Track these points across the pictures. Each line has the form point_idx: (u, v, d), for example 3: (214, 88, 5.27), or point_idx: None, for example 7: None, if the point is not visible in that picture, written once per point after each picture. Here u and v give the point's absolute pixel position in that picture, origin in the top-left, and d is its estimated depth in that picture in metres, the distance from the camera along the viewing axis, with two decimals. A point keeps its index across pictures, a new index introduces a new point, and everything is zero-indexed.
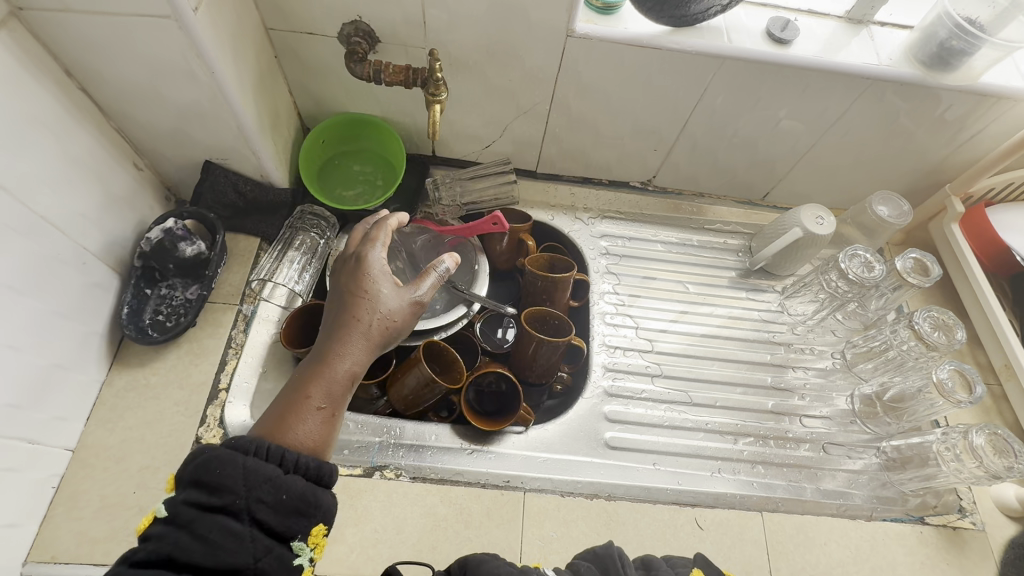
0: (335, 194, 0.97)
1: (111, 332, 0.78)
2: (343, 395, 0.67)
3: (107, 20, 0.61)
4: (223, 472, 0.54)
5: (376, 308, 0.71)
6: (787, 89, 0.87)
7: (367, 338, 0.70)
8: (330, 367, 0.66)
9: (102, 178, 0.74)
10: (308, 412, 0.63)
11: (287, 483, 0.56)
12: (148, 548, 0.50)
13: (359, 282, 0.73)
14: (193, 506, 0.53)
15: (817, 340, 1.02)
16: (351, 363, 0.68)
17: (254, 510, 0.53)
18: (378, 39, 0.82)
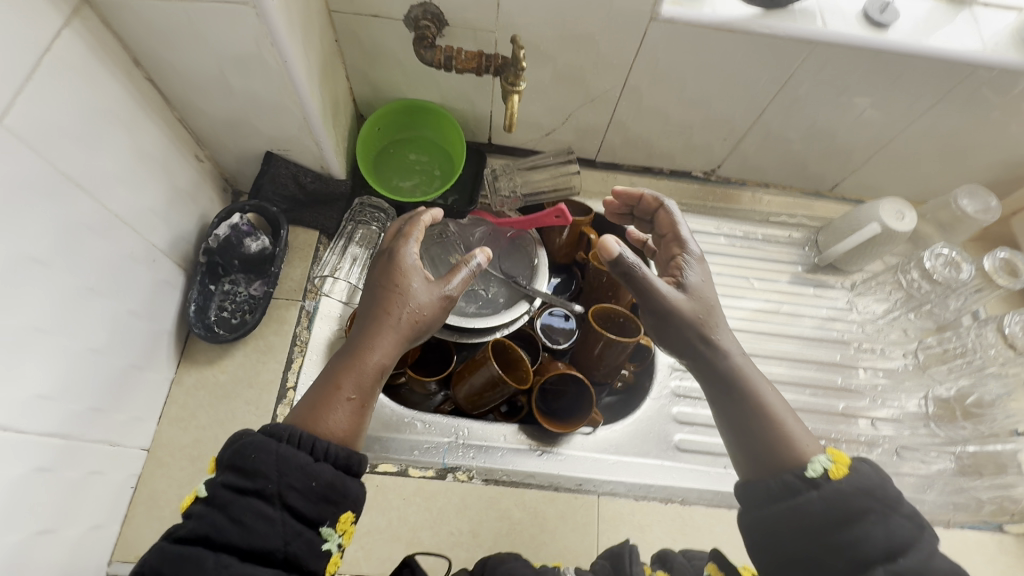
0: (392, 183, 0.94)
1: (178, 329, 0.76)
2: (373, 387, 0.63)
3: (182, 7, 0.57)
4: (257, 457, 0.52)
5: (407, 299, 0.68)
6: (878, 77, 0.81)
7: (397, 330, 0.66)
8: (360, 358, 0.63)
9: (168, 172, 0.72)
10: (339, 402, 0.60)
11: (317, 471, 0.53)
12: (187, 528, 0.51)
13: (390, 274, 0.69)
14: (228, 488, 0.52)
15: (885, 341, 0.98)
16: (381, 355, 0.64)
17: (285, 496, 0.52)
18: (446, 23, 0.77)
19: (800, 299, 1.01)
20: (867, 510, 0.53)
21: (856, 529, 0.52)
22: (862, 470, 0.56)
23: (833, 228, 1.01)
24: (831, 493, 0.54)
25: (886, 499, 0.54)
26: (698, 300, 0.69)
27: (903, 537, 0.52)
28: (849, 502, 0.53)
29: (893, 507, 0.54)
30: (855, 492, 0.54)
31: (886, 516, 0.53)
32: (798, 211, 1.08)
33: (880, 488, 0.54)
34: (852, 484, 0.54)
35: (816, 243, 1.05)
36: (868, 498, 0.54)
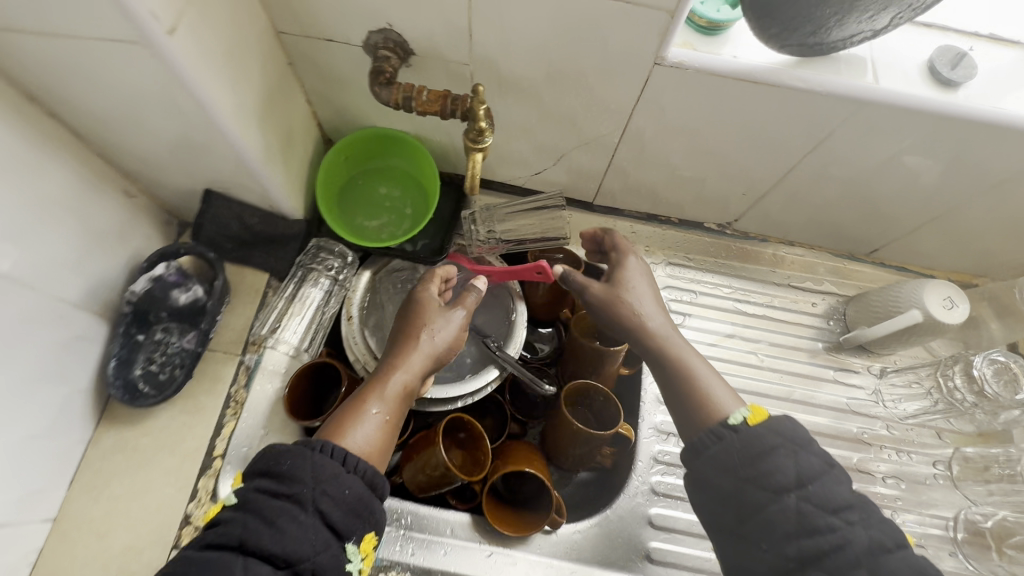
0: (356, 222, 0.84)
1: (97, 385, 0.69)
2: (398, 408, 0.63)
3: (64, 45, 0.48)
4: (293, 463, 0.51)
5: (435, 322, 0.68)
6: (938, 144, 0.66)
7: (425, 352, 0.66)
8: (389, 379, 0.63)
9: (83, 215, 0.63)
10: (367, 419, 0.59)
11: (349, 482, 0.51)
12: (215, 535, 0.48)
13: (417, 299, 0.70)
14: (262, 493, 0.49)
15: (915, 444, 0.83)
16: (409, 377, 0.64)
17: (319, 505, 0.49)
18: (412, 52, 0.65)
19: (818, 385, 0.87)
20: (777, 445, 0.55)
21: (767, 462, 0.55)
22: (779, 419, 0.58)
23: (867, 302, 0.86)
24: (746, 438, 0.57)
25: (795, 436, 0.56)
26: (625, 291, 0.71)
27: (813, 471, 0.54)
28: (762, 442, 0.56)
29: (804, 444, 0.56)
30: (768, 435, 0.56)
31: (796, 451, 0.55)
32: (826, 277, 0.93)
33: (795, 431, 0.57)
34: (767, 427, 0.57)
35: (844, 317, 0.90)
36: (778, 435, 0.56)
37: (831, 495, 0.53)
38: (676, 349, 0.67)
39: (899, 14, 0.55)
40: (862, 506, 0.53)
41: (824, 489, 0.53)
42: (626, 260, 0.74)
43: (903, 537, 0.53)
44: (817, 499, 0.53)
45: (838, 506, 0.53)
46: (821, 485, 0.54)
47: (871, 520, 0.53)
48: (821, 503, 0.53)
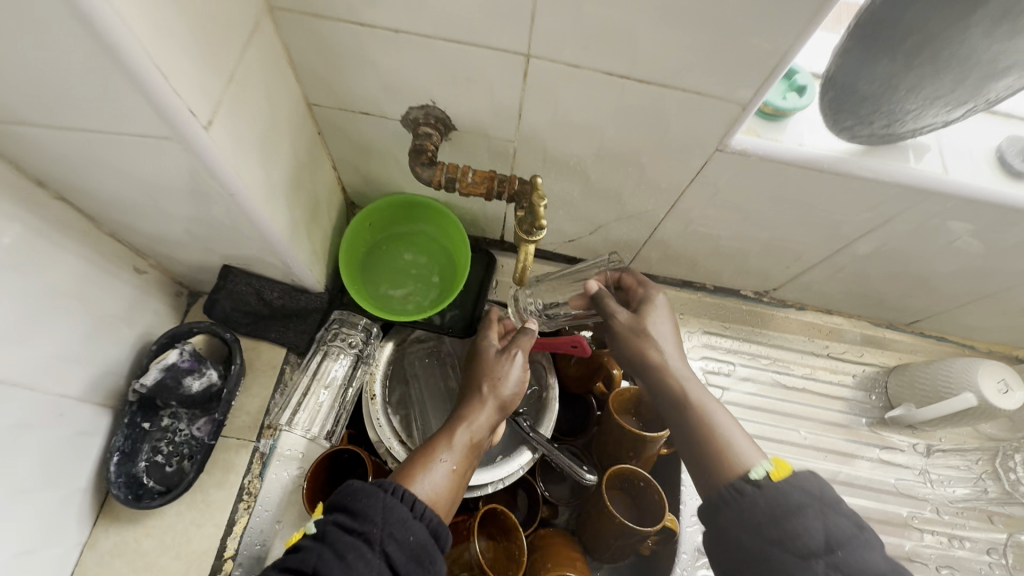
0: (379, 291, 0.79)
1: (98, 481, 0.63)
2: (467, 459, 0.58)
3: (81, 137, 0.42)
4: (365, 499, 0.47)
5: (505, 368, 0.64)
6: (1001, 232, 0.63)
7: (494, 402, 0.62)
8: (458, 428, 0.60)
9: (91, 299, 0.58)
10: (434, 468, 0.55)
11: (416, 527, 0.46)
12: (294, 560, 0.43)
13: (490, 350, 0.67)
14: (337, 526, 0.45)
15: (966, 529, 0.80)
16: (477, 429, 0.60)
17: (384, 547, 0.44)
18: (454, 127, 0.62)
19: (862, 464, 0.83)
20: (804, 504, 0.47)
21: (794, 523, 0.47)
22: (803, 474, 0.50)
23: (912, 378, 0.82)
24: (770, 494, 0.49)
25: (824, 494, 0.48)
26: (650, 327, 0.65)
27: (846, 535, 0.46)
28: (785, 499, 0.48)
29: (832, 503, 0.48)
30: (792, 490, 0.48)
31: (824, 511, 0.47)
32: (865, 347, 0.90)
33: (821, 485, 0.49)
34: (792, 483, 0.49)
35: (885, 390, 0.87)
36: (806, 493, 0.48)
37: (868, 564, 0.45)
38: (698, 395, 0.60)
39: (977, 106, 0.51)
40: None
41: (861, 561, 0.45)
42: (651, 296, 0.68)
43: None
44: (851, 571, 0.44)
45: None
46: (855, 554, 0.45)
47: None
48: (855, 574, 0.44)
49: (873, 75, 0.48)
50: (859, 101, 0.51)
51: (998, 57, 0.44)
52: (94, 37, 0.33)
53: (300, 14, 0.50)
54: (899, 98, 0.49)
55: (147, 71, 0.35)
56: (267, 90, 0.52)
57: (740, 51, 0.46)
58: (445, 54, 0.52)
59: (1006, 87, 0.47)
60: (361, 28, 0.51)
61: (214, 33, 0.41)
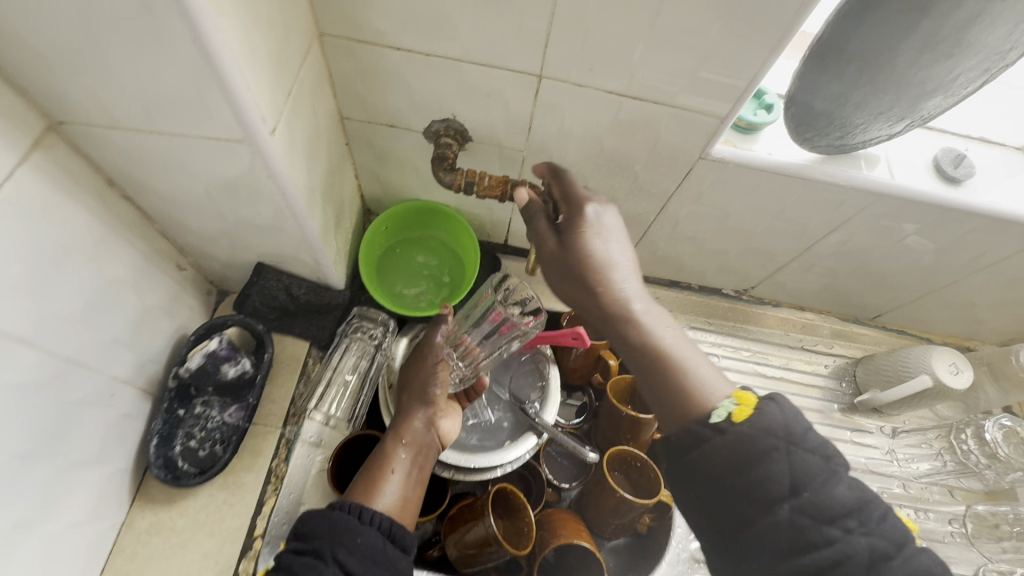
0: (395, 290, 0.85)
1: (136, 463, 0.67)
2: (417, 462, 0.64)
3: (165, 139, 0.50)
4: (315, 522, 0.53)
5: (425, 374, 0.70)
6: (941, 230, 0.73)
7: (421, 402, 0.68)
8: (398, 438, 0.65)
9: (141, 290, 0.63)
10: (384, 483, 0.60)
11: (365, 532, 0.52)
12: None
13: (409, 364, 0.73)
14: (295, 553, 0.51)
15: (931, 502, 0.88)
16: (412, 433, 0.65)
17: (337, 555, 0.50)
18: (471, 138, 0.70)
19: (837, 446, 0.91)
20: (772, 447, 0.43)
21: (763, 467, 0.43)
22: (767, 408, 0.45)
23: (876, 366, 0.92)
24: (734, 441, 0.45)
25: (790, 433, 0.44)
26: (592, 254, 0.58)
27: (811, 471, 0.43)
28: (750, 446, 0.44)
29: (796, 441, 0.44)
30: (759, 432, 0.44)
31: (790, 454, 0.43)
32: (835, 340, 0.99)
33: (786, 422, 0.45)
34: (757, 425, 0.45)
35: (854, 378, 0.96)
36: (772, 435, 0.44)
37: (834, 498, 0.42)
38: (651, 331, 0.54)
39: (914, 122, 0.61)
40: (866, 507, 0.42)
41: (828, 496, 0.42)
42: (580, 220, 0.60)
43: (904, 525, 0.43)
44: (815, 510, 0.42)
45: (839, 512, 0.42)
46: (820, 490, 0.42)
47: (876, 521, 0.42)
48: (819, 513, 0.42)
49: (826, 94, 0.58)
50: (816, 117, 0.60)
51: (925, 80, 0.54)
52: (201, 57, 0.40)
53: (346, 39, 0.58)
54: (849, 114, 0.59)
55: (236, 85, 0.43)
56: (313, 103, 0.60)
57: (717, 74, 0.56)
58: (469, 74, 0.61)
59: (937, 104, 0.57)
60: (396, 51, 0.59)
61: (280, 53, 0.49)
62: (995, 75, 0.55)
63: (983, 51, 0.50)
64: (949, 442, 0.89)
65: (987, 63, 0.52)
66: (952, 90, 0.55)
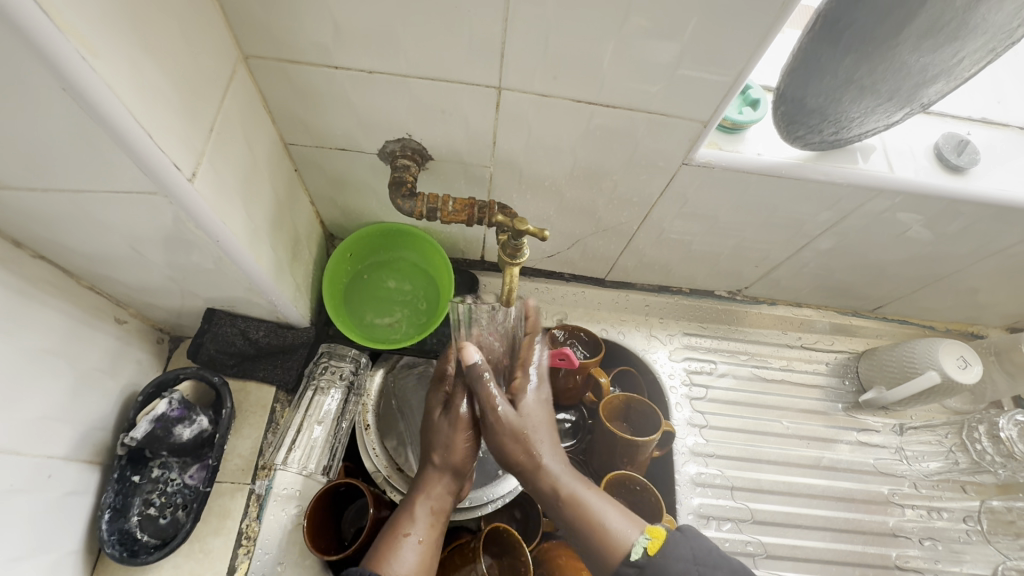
0: (365, 321, 0.78)
1: (89, 539, 0.61)
2: (439, 525, 0.61)
3: (66, 196, 0.43)
4: None
5: (460, 436, 0.64)
6: (945, 223, 0.68)
7: (450, 467, 0.63)
8: (421, 499, 0.61)
9: (73, 354, 0.57)
10: (405, 545, 0.57)
11: None
12: None
13: (440, 417, 0.66)
14: None
15: (943, 501, 0.85)
16: (436, 497, 0.62)
17: None
18: (430, 157, 0.63)
19: (842, 448, 0.87)
20: (684, 574, 0.52)
21: None
22: (676, 540, 0.55)
23: (881, 361, 0.87)
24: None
25: (696, 556, 0.53)
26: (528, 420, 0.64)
27: None
28: (667, 575, 0.52)
29: (706, 564, 0.52)
30: (673, 562, 0.53)
31: (700, 574, 0.52)
32: (834, 335, 0.95)
33: (692, 548, 0.54)
34: (666, 557, 0.53)
35: (857, 374, 0.92)
36: (681, 561, 0.53)
37: None
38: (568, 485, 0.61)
39: (914, 110, 0.55)
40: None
41: None
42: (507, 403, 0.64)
43: None
44: None
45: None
46: None
47: None
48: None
49: (819, 89, 0.52)
50: (809, 114, 0.55)
51: (927, 67, 0.47)
52: (78, 104, 0.34)
53: (274, 59, 0.51)
54: (844, 107, 0.53)
55: (130, 127, 0.37)
56: (246, 134, 0.53)
57: (695, 73, 0.50)
58: (418, 90, 0.54)
59: (938, 91, 0.51)
60: (335, 70, 0.52)
61: (191, 88, 0.43)
62: (1002, 54, 0.48)
63: (991, 30, 0.44)
64: (961, 439, 0.85)
65: (994, 44, 0.46)
66: (955, 75, 0.49)
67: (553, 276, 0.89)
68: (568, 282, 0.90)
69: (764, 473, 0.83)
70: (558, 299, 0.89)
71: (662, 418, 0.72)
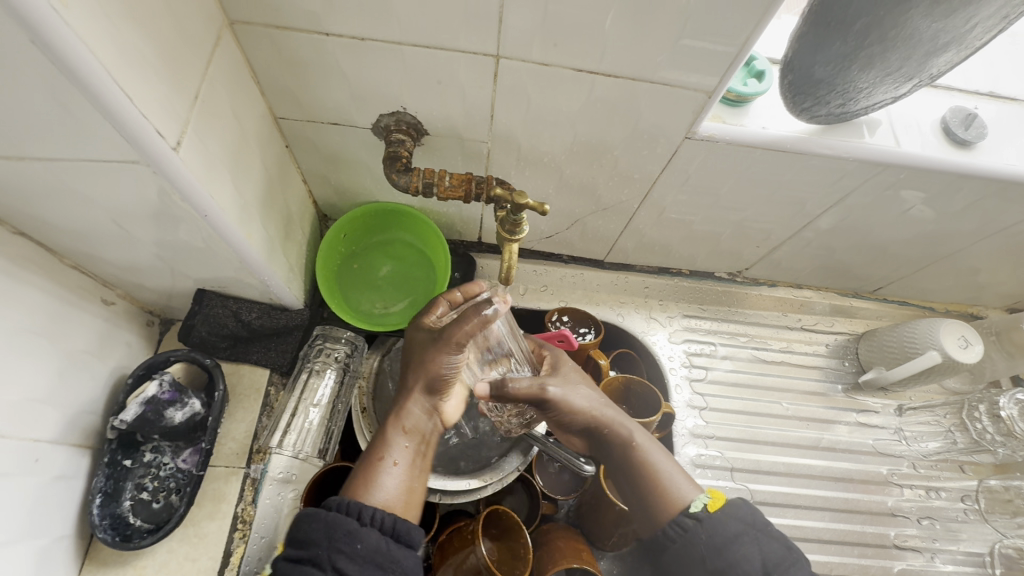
0: (378, 313, 0.76)
1: (81, 524, 0.60)
2: (420, 446, 0.56)
3: (44, 166, 0.41)
4: (309, 526, 0.45)
5: (443, 358, 0.56)
6: (949, 200, 0.67)
7: (427, 388, 0.57)
8: (397, 424, 0.56)
9: (58, 336, 0.56)
10: (385, 470, 0.52)
11: (364, 535, 0.45)
12: None
13: (421, 335, 0.59)
14: (291, 561, 0.45)
15: (941, 480, 0.85)
16: (415, 419, 0.57)
17: (336, 564, 0.43)
18: (425, 132, 0.62)
19: (842, 428, 0.87)
20: (740, 532, 0.49)
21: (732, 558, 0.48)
22: (737, 504, 0.52)
23: (881, 342, 0.86)
24: (710, 530, 0.50)
25: (755, 520, 0.51)
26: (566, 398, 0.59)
27: (778, 554, 0.49)
28: (725, 530, 0.50)
29: (763, 530, 0.50)
30: (731, 521, 0.50)
31: (758, 537, 0.49)
32: (834, 317, 0.95)
33: (751, 514, 0.51)
34: (725, 514, 0.51)
35: (857, 356, 0.91)
36: (740, 521, 0.50)
37: None
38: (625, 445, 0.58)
39: (923, 82, 0.53)
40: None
41: None
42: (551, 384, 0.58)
43: None
44: None
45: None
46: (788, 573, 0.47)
47: None
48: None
49: (827, 60, 0.51)
50: (815, 85, 0.54)
51: (938, 34, 0.46)
52: (51, 63, 0.32)
53: (261, 25, 0.49)
54: (851, 79, 0.52)
55: (105, 91, 0.35)
56: (234, 105, 0.51)
57: (699, 42, 0.48)
58: (413, 59, 0.52)
59: (948, 61, 0.50)
60: (326, 37, 0.50)
61: (173, 53, 0.41)
62: (1016, 21, 0.47)
63: None
64: (960, 419, 0.85)
65: (1007, 11, 0.44)
66: (966, 43, 0.47)
67: (551, 258, 0.87)
68: (566, 263, 0.88)
69: (763, 454, 0.83)
70: (557, 280, 0.87)
71: (662, 399, 0.71)
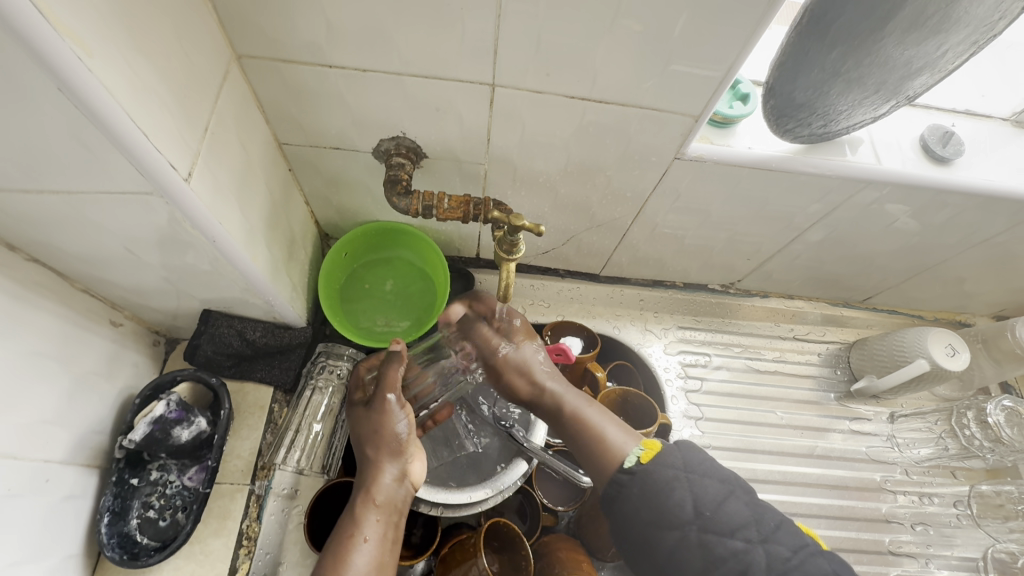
0: (380, 330, 0.78)
1: (89, 543, 0.61)
2: (392, 516, 0.57)
3: (60, 198, 0.43)
4: None
5: (389, 421, 0.61)
6: (930, 214, 0.70)
7: (385, 452, 0.59)
8: (367, 499, 0.57)
9: (68, 358, 0.57)
10: (355, 547, 0.53)
11: None
12: None
13: (362, 407, 0.64)
14: None
15: (934, 486, 0.87)
16: (383, 489, 0.57)
17: None
18: (425, 155, 0.64)
19: (835, 436, 0.88)
20: (672, 479, 0.52)
21: (664, 500, 0.51)
22: (670, 449, 0.54)
23: (871, 351, 0.88)
24: (642, 480, 0.53)
25: (686, 463, 0.53)
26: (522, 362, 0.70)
27: (709, 495, 0.51)
28: (654, 480, 0.52)
29: (695, 469, 0.52)
30: (663, 469, 0.53)
31: (689, 479, 0.51)
32: (826, 326, 0.97)
33: (682, 455, 0.53)
34: (659, 462, 0.53)
35: (848, 364, 0.93)
36: (670, 467, 0.53)
37: (730, 515, 0.49)
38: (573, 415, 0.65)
39: (900, 102, 0.56)
40: (762, 519, 0.50)
41: (725, 515, 0.49)
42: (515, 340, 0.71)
43: (800, 528, 0.50)
44: (717, 527, 0.49)
45: (737, 526, 0.49)
46: (717, 509, 0.50)
47: (771, 530, 0.49)
48: (720, 530, 0.49)
49: (807, 84, 0.53)
50: (797, 108, 0.56)
51: (911, 59, 0.48)
52: (75, 106, 0.34)
53: (267, 59, 0.51)
54: (831, 101, 0.54)
55: (125, 128, 0.37)
56: (241, 133, 0.53)
57: (685, 69, 0.51)
58: (412, 88, 0.54)
59: (923, 83, 0.52)
60: (329, 69, 0.52)
61: (186, 89, 0.43)
62: (985, 46, 0.49)
63: (972, 23, 0.45)
64: (950, 425, 0.86)
65: (975, 36, 0.47)
66: (939, 67, 0.50)
67: (548, 273, 0.89)
68: (563, 278, 0.90)
69: (759, 463, 0.84)
70: (554, 294, 0.89)
71: (658, 410, 0.73)
